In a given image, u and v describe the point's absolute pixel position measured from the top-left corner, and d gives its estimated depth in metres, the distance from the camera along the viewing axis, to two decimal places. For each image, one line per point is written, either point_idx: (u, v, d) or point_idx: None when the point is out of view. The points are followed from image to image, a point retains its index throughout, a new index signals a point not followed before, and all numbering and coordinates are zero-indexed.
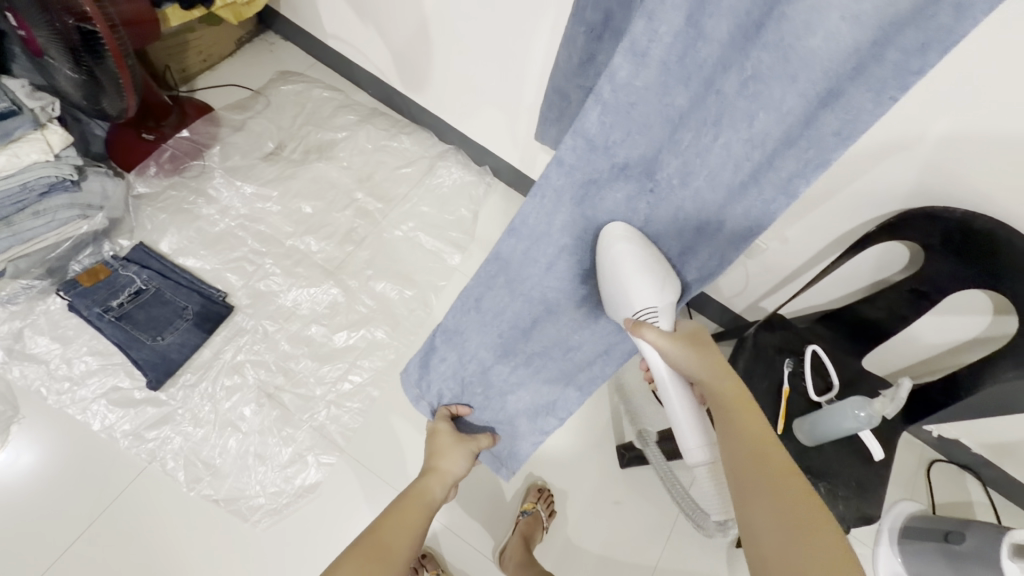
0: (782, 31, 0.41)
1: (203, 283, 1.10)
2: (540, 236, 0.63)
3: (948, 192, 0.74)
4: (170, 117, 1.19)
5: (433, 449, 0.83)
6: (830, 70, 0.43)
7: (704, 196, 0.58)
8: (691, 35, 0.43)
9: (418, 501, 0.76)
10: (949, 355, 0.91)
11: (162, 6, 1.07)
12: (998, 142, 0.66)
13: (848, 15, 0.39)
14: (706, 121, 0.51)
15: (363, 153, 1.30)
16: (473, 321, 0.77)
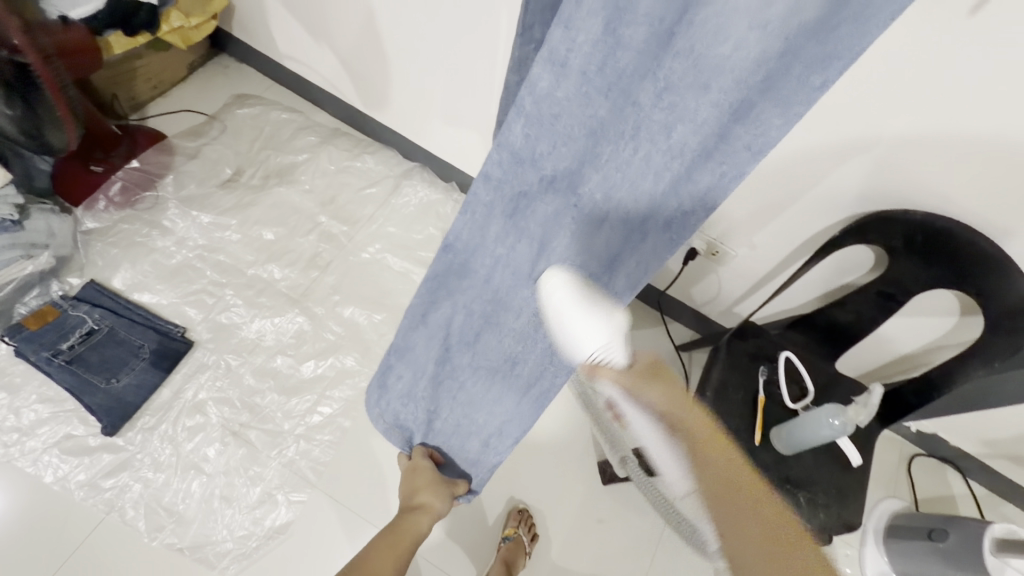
0: (692, 39, 0.39)
1: (159, 320, 1.06)
2: (475, 249, 0.59)
3: (905, 194, 0.74)
4: (119, 147, 1.15)
5: (415, 486, 0.88)
6: (741, 80, 0.41)
7: (622, 212, 0.53)
8: (608, 43, 0.40)
9: (404, 535, 0.83)
10: (919, 357, 0.91)
11: (104, 34, 1.02)
12: (949, 138, 0.66)
13: (756, 24, 0.37)
14: (623, 134, 0.46)
15: (326, 175, 1.26)
16: (420, 334, 0.75)
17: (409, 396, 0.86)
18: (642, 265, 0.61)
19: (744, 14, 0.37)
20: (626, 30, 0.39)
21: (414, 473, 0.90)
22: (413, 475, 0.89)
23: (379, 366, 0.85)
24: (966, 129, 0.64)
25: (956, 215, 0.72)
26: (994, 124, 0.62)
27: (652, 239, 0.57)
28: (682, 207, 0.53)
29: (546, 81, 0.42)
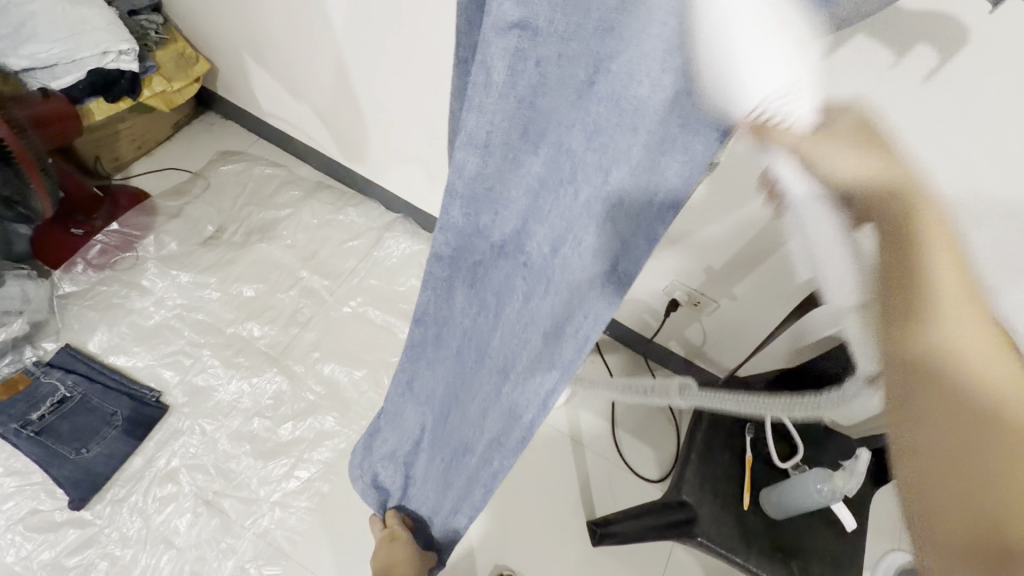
0: (613, 87, 0.32)
1: (134, 385, 1.04)
2: (444, 321, 0.57)
3: None
4: (100, 210, 1.15)
5: (388, 557, 0.86)
6: (668, 116, 0.31)
7: (563, 280, 0.42)
8: (525, 110, 0.36)
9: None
10: None
11: (85, 102, 1.04)
12: None
13: (668, 57, 0.29)
14: (557, 189, 0.39)
15: (308, 229, 1.26)
16: (410, 401, 0.73)
17: (394, 456, 0.83)
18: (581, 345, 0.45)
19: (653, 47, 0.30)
20: (544, 91, 0.34)
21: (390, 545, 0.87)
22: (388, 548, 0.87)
23: (367, 426, 0.86)
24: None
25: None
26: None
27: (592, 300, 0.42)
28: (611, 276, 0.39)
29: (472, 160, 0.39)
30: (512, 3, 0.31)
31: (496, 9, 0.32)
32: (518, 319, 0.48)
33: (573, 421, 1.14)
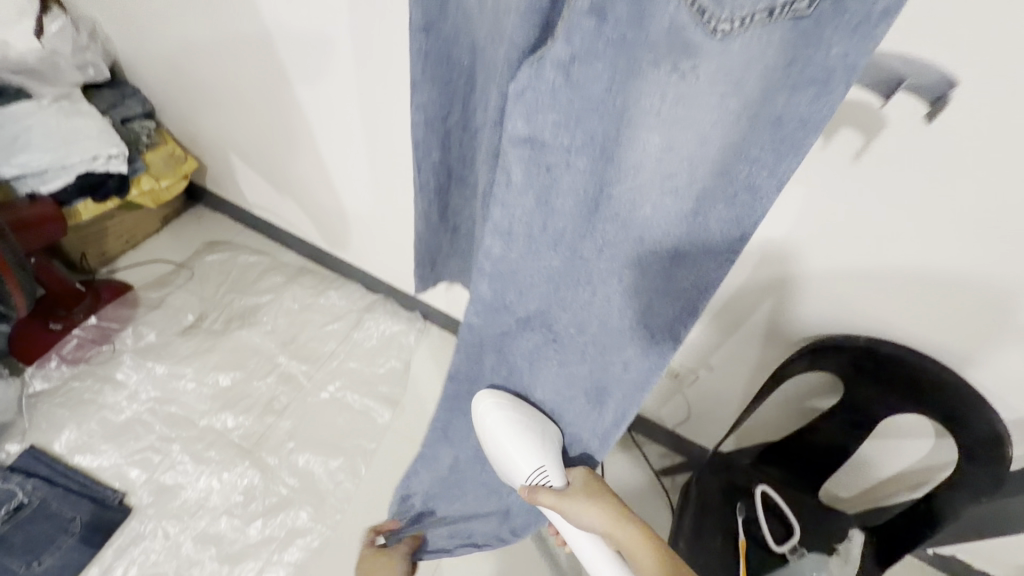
0: (616, 209, 0.48)
1: (97, 486, 0.99)
2: (475, 377, 0.71)
3: (848, 319, 0.71)
4: (81, 303, 1.16)
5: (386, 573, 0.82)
6: (671, 232, 0.46)
7: (591, 343, 0.59)
8: (543, 211, 0.50)
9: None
10: (913, 479, 0.83)
11: (72, 203, 1.08)
12: (873, 275, 0.65)
13: (667, 189, 0.44)
14: (576, 274, 0.54)
15: (289, 314, 1.27)
16: (443, 445, 0.81)
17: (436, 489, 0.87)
18: (615, 393, 0.62)
19: (654, 184, 0.45)
20: (552, 199, 0.49)
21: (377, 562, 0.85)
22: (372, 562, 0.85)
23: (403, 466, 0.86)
24: (908, 267, 0.62)
25: (922, 343, 0.69)
26: (923, 259, 0.61)
27: (626, 353, 0.58)
28: (635, 338, 0.56)
29: (498, 246, 0.53)
30: (523, 124, 0.44)
31: (510, 129, 0.44)
32: (560, 373, 0.65)
33: None
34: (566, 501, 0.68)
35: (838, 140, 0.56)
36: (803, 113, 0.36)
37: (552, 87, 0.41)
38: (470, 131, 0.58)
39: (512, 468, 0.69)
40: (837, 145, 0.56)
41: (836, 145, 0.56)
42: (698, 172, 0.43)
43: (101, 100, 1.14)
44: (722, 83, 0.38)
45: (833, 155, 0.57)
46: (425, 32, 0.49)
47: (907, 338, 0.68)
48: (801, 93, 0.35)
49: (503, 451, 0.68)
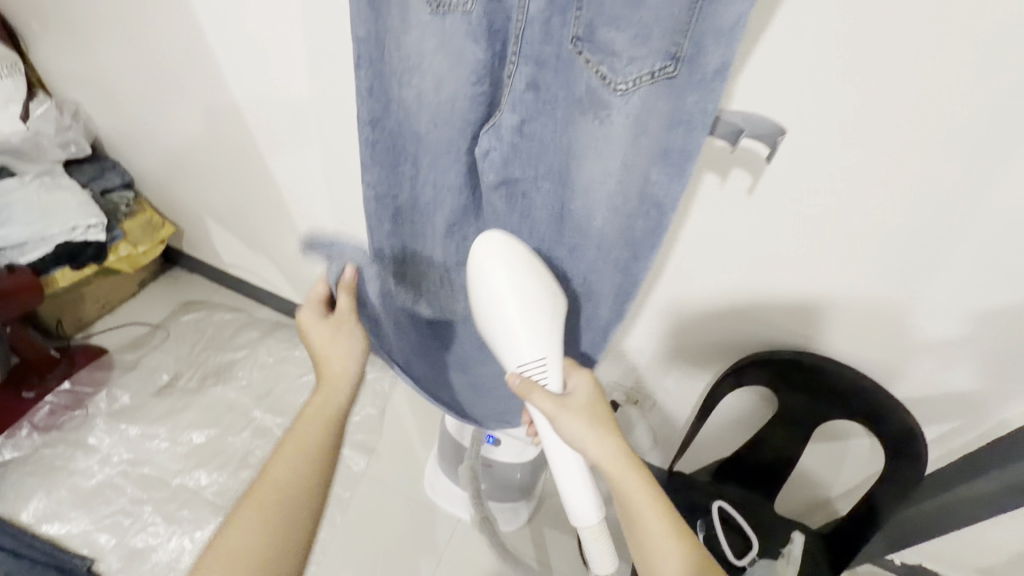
0: (574, 224, 0.53)
1: (64, 554, 0.98)
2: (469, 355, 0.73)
3: (794, 340, 0.77)
4: (55, 368, 1.18)
5: (341, 349, 0.57)
6: (619, 241, 0.51)
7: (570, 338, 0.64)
8: (524, 227, 0.57)
9: (310, 426, 0.55)
10: (858, 489, 0.88)
11: (49, 272, 1.13)
12: (841, 299, 0.69)
13: (610, 210, 0.49)
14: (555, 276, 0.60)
15: (264, 367, 1.29)
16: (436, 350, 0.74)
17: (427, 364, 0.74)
18: None
19: (599, 205, 0.49)
20: (528, 225, 0.56)
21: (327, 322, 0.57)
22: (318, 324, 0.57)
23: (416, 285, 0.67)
24: (834, 294, 0.69)
25: (843, 356, 0.76)
26: (839, 283, 0.68)
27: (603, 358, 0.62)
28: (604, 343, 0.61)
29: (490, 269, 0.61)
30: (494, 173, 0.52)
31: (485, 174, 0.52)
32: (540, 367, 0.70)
33: (542, 544, 1.09)
34: (562, 414, 0.54)
35: (732, 178, 0.64)
36: (682, 145, 0.42)
37: (512, 143, 0.49)
38: (420, 209, 0.58)
39: (506, 346, 0.53)
40: (732, 185, 0.65)
41: (735, 184, 0.64)
42: (625, 200, 0.48)
43: (81, 174, 1.21)
44: (633, 127, 0.42)
45: (734, 192, 0.65)
46: (372, 125, 0.50)
47: (853, 359, 0.74)
48: (675, 130, 0.41)
49: (499, 326, 0.52)
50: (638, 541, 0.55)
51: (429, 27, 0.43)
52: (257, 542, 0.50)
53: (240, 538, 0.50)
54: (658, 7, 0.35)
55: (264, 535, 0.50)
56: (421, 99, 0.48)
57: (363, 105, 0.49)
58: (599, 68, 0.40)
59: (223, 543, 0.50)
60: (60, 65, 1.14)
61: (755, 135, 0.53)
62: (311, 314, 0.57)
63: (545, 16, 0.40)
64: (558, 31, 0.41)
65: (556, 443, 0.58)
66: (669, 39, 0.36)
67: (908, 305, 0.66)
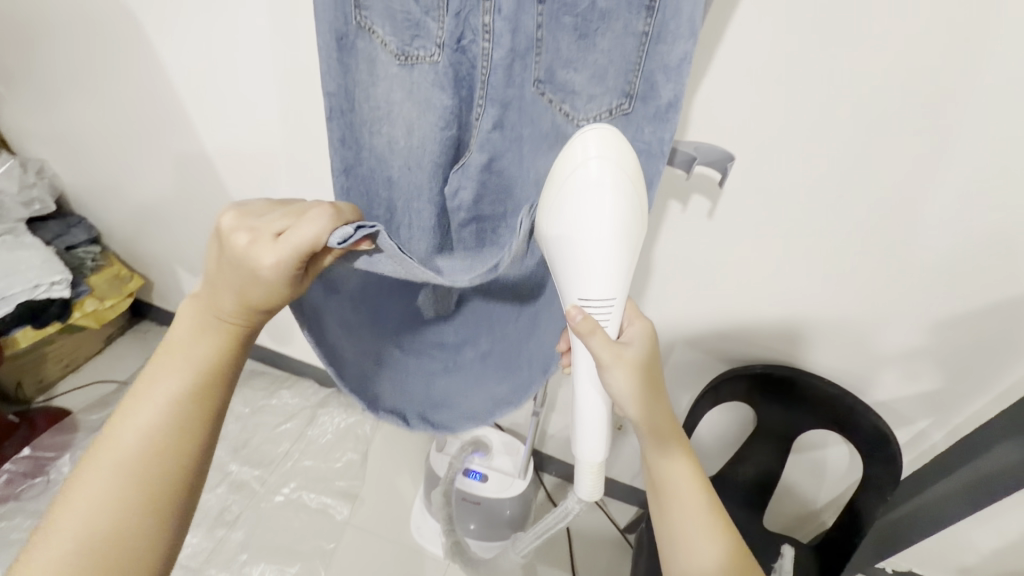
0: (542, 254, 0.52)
1: None
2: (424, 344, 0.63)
3: (773, 355, 0.80)
4: (15, 434, 1.15)
5: (238, 279, 0.42)
6: None
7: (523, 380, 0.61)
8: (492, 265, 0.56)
9: (165, 373, 0.42)
10: (840, 499, 0.90)
11: (10, 332, 1.10)
12: (808, 312, 0.73)
13: None
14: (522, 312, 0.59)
15: (240, 418, 1.26)
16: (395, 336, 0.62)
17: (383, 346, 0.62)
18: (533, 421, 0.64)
19: None
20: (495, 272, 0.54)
21: (279, 274, 0.41)
22: (253, 267, 0.40)
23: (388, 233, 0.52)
24: (813, 317, 0.73)
25: (812, 367, 0.79)
26: (802, 298, 0.72)
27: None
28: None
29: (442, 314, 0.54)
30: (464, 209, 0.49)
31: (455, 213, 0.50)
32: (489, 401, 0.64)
33: None
34: (619, 364, 0.47)
35: (693, 205, 0.68)
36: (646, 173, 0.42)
37: (481, 182, 0.47)
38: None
39: (579, 274, 0.42)
40: (693, 210, 0.69)
41: (696, 208, 0.68)
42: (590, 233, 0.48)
43: (45, 231, 1.18)
44: None
45: (696, 216, 0.69)
46: (346, 173, 0.50)
47: (830, 371, 0.78)
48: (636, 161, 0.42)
49: (575, 250, 0.41)
50: (670, 525, 0.56)
51: (398, 79, 0.45)
52: (97, 521, 0.39)
53: (74, 511, 0.39)
54: (609, 50, 0.39)
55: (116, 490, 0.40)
56: (393, 146, 0.48)
57: (335, 155, 0.49)
58: (562, 106, 0.42)
59: (58, 519, 0.39)
60: (26, 124, 1.13)
61: (706, 162, 0.56)
62: (236, 242, 0.41)
63: (508, 62, 0.40)
64: (519, 74, 0.41)
65: (590, 393, 0.51)
66: (622, 77, 0.40)
67: (865, 317, 0.70)
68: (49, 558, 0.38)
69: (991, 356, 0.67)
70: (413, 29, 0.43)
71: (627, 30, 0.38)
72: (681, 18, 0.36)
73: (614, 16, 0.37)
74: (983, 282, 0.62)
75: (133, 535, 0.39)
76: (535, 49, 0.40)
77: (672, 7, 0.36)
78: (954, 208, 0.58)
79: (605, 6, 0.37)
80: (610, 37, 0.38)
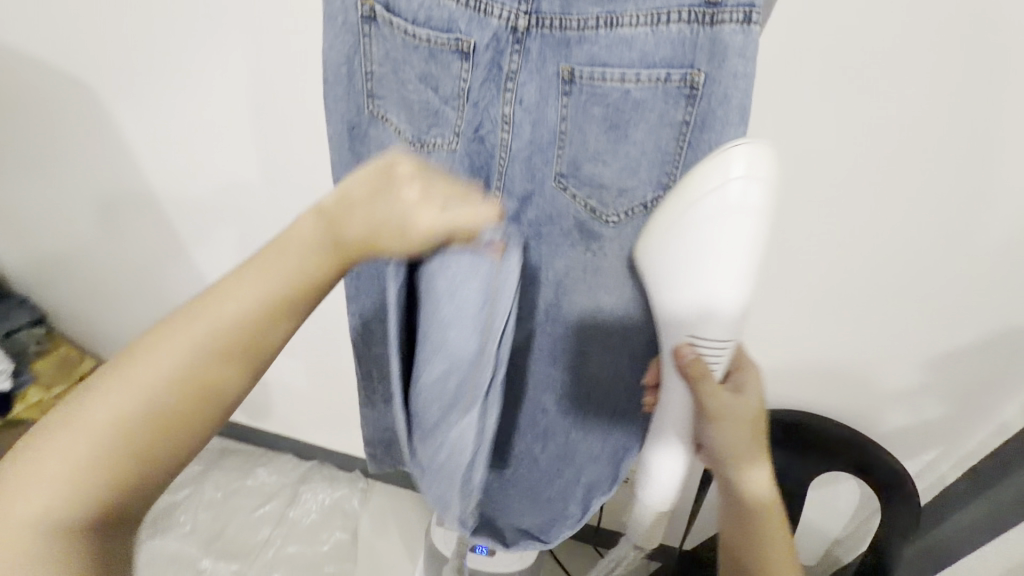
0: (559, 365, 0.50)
1: None
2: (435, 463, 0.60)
3: (780, 398, 0.80)
4: None
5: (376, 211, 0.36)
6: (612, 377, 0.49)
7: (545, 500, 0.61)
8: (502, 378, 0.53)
9: (258, 284, 0.34)
10: (856, 535, 0.89)
11: None
12: (814, 354, 0.74)
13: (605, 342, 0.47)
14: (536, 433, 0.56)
15: (212, 505, 1.15)
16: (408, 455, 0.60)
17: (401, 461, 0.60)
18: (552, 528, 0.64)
19: (589, 330, 0.47)
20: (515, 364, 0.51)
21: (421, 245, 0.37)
22: (407, 224, 0.36)
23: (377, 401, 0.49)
24: (817, 360, 0.74)
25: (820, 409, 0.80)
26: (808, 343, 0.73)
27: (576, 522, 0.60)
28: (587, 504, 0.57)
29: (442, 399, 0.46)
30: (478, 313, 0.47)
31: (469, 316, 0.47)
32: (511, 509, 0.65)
33: None
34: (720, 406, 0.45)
35: None
36: None
37: None
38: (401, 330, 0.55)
39: (689, 315, 0.39)
40: None
41: None
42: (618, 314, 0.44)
43: None
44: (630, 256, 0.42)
45: None
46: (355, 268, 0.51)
47: (838, 411, 0.79)
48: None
49: (689, 260, 0.36)
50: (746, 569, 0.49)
51: None
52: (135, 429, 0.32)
53: (100, 407, 0.31)
54: (643, 141, 0.37)
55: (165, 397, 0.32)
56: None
57: None
58: (588, 201, 0.40)
59: (51, 434, 0.31)
60: None
61: None
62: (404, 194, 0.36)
63: (527, 154, 0.39)
64: (542, 163, 0.39)
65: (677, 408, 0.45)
66: (658, 170, 0.37)
67: (867, 354, 0.72)
68: (58, 446, 0.31)
69: (993, 385, 0.69)
70: (430, 118, 0.40)
71: (665, 120, 0.35)
72: (731, 105, 0.34)
73: (649, 105, 0.35)
74: (976, 318, 0.65)
75: (128, 481, 0.32)
76: (557, 141, 0.38)
77: (719, 95, 0.34)
78: (950, 249, 0.60)
79: (639, 95, 0.35)
80: (644, 127, 0.36)
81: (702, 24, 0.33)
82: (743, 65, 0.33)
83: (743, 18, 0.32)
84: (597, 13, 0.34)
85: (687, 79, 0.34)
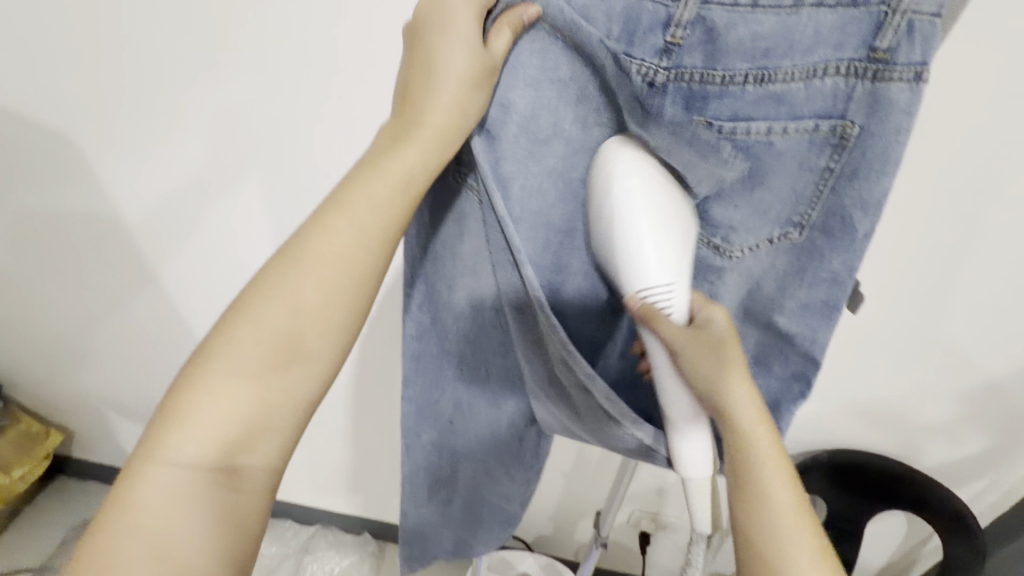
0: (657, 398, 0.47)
1: None
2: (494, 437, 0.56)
3: (829, 436, 0.78)
4: None
5: (460, 97, 0.34)
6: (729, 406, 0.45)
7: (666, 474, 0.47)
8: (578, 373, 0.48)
9: (362, 208, 0.36)
10: (904, 561, 0.88)
11: None
12: (859, 398, 0.72)
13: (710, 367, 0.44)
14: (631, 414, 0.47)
15: None
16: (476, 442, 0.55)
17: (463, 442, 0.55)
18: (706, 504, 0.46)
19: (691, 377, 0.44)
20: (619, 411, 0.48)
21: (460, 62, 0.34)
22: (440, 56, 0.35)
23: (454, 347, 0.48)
24: (864, 398, 0.73)
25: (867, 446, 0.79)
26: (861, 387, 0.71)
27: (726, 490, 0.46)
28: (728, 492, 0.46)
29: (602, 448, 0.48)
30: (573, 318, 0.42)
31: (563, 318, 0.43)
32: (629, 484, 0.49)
33: None
34: (695, 351, 0.35)
35: None
36: (824, 299, 0.38)
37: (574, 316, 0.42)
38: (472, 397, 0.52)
39: (625, 269, 0.34)
40: None
41: None
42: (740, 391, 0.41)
43: None
44: (746, 285, 0.40)
45: None
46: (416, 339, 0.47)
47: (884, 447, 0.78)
48: (817, 286, 0.37)
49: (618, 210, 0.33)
50: None
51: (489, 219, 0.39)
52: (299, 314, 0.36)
53: (276, 310, 0.36)
54: (781, 189, 0.35)
55: (310, 283, 0.36)
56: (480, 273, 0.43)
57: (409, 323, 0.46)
58: (712, 240, 0.38)
59: (235, 345, 0.36)
60: None
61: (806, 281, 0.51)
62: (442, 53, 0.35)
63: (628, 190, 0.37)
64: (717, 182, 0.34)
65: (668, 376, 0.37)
66: (790, 212, 0.35)
67: (915, 399, 0.71)
68: (218, 369, 0.35)
69: None
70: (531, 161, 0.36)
71: (804, 167, 0.34)
72: (889, 159, 0.32)
73: (789, 153, 0.34)
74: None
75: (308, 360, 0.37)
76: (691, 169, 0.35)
77: (877, 148, 0.32)
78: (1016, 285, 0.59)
79: (783, 146, 0.34)
80: (783, 175, 0.35)
81: (861, 78, 0.31)
82: (907, 121, 0.31)
83: (911, 75, 0.30)
84: (748, 67, 0.32)
85: (837, 130, 0.32)
